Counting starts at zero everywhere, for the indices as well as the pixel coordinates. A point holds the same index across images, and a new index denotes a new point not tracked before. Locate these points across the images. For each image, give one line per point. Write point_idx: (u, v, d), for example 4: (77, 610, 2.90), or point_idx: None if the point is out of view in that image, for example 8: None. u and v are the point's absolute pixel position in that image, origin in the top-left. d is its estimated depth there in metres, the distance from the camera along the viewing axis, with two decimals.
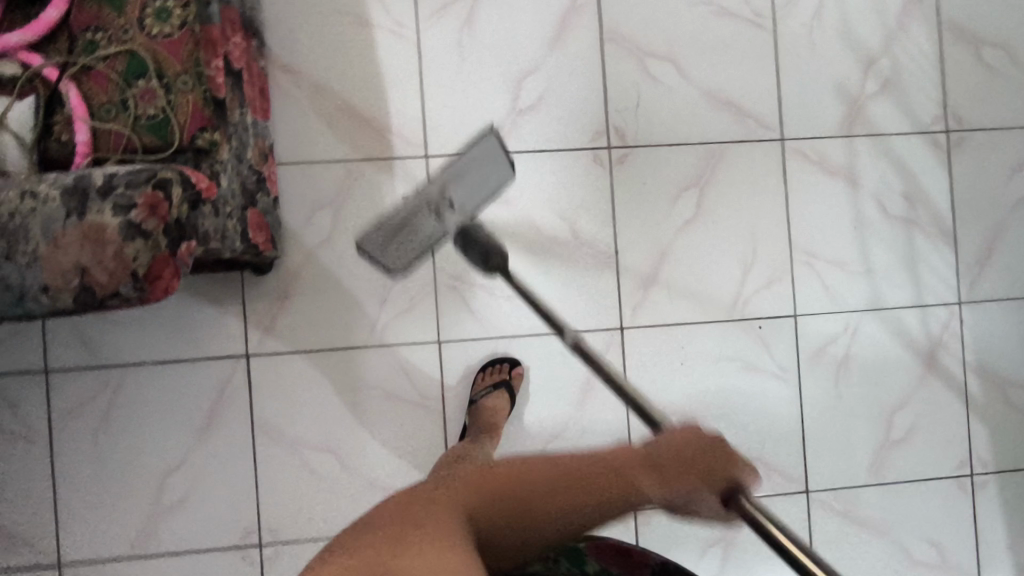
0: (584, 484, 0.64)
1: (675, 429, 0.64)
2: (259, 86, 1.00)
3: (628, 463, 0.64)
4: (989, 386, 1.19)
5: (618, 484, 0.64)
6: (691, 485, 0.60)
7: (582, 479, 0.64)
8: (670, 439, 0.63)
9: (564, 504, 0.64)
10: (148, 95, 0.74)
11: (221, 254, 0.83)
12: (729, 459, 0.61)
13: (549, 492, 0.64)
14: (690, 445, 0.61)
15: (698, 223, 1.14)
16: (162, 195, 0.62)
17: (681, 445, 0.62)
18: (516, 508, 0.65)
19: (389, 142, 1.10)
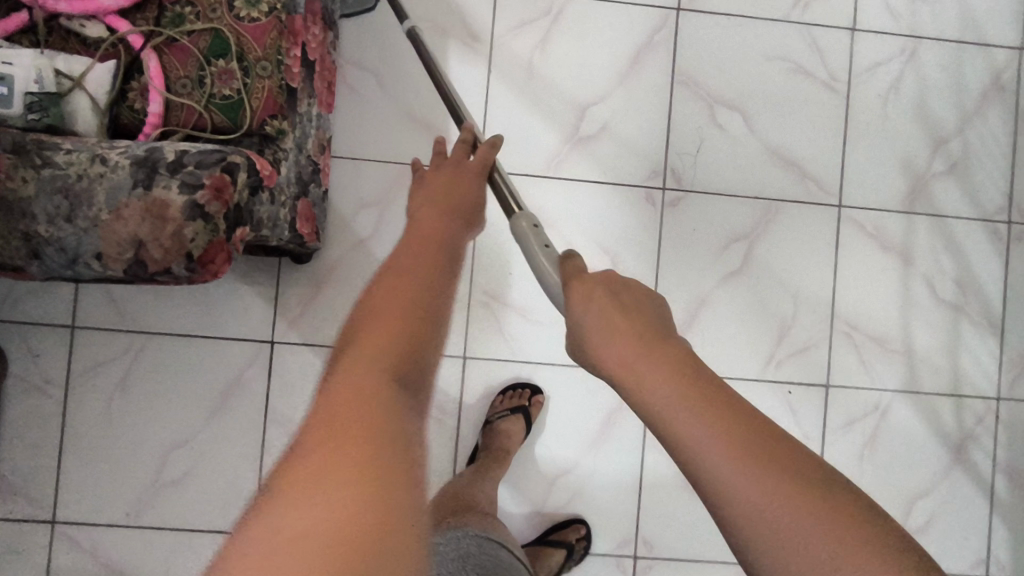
0: (403, 286, 0.54)
1: (421, 188, 0.69)
2: (328, 79, 1.00)
3: (424, 226, 0.63)
4: (1017, 489, 1.15)
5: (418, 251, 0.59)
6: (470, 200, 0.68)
7: (401, 280, 0.55)
8: (432, 185, 0.69)
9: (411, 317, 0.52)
10: (226, 76, 0.74)
11: (268, 241, 0.83)
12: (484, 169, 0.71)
13: (379, 320, 0.51)
14: (459, 192, 0.68)
15: (741, 276, 1.12)
16: (229, 179, 0.62)
17: (461, 199, 0.67)
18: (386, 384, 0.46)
19: (446, 151, 1.10)
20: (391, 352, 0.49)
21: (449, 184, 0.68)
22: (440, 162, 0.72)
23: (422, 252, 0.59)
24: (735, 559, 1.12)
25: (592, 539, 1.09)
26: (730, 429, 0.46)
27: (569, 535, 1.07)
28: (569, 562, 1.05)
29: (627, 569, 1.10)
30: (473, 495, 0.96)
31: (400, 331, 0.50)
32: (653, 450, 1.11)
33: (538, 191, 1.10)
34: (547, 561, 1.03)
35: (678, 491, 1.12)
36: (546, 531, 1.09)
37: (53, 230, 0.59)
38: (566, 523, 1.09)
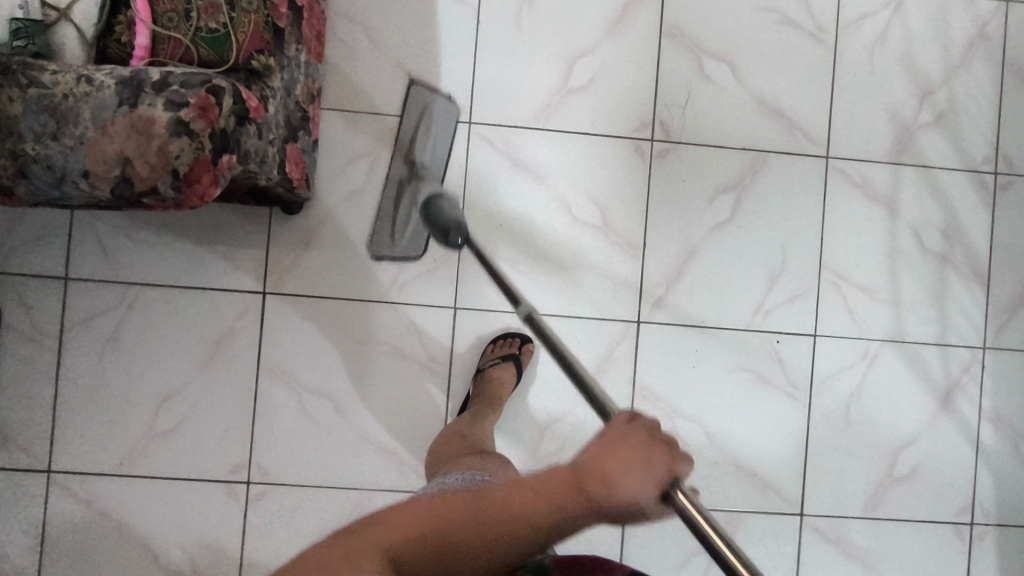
0: (502, 526, 0.53)
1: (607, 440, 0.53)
2: (317, 28, 1.00)
3: (565, 492, 0.52)
4: (1002, 436, 1.17)
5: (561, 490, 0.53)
6: (633, 489, 0.50)
7: (510, 500, 0.54)
8: (607, 449, 0.53)
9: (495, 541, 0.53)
10: (212, 9, 0.75)
11: (258, 180, 0.84)
12: (665, 456, 0.51)
13: (457, 511, 0.55)
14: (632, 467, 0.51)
15: (729, 228, 1.13)
16: (213, 100, 0.62)
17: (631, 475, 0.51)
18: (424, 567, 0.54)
19: (436, 104, 1.10)
20: (489, 543, 0.53)
21: (633, 437, 0.53)
22: (630, 427, 0.54)
23: (568, 470, 0.54)
24: (725, 507, 1.13)
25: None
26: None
27: None
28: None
29: None
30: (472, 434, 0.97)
31: (468, 534, 0.53)
32: (643, 399, 1.13)
33: (528, 143, 1.11)
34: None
35: (668, 439, 1.13)
36: None
37: (41, 147, 0.60)
38: None
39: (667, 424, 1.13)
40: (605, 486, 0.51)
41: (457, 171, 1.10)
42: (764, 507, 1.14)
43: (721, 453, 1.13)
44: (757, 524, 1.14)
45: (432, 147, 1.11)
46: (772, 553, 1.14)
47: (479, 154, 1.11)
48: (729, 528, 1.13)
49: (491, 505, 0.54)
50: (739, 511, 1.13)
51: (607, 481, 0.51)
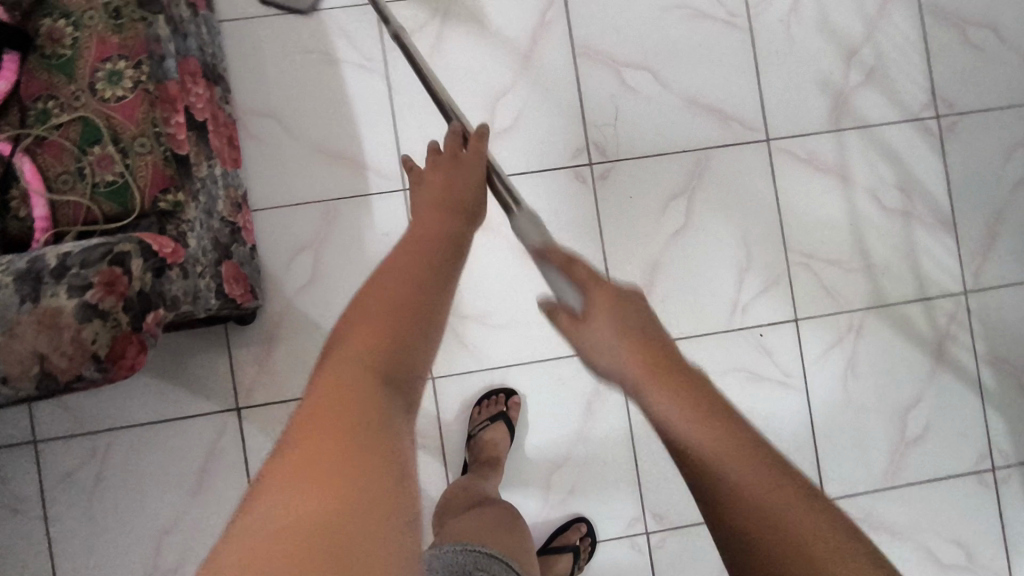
0: (383, 280, 0.53)
1: (590, 327, 0.59)
2: (227, 134, 0.98)
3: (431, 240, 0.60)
4: (1003, 376, 1.15)
5: (415, 265, 0.55)
6: (468, 195, 0.67)
7: (363, 329, 0.48)
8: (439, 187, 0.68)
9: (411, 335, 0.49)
10: (105, 161, 0.73)
11: (199, 314, 0.82)
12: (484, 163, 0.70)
13: (337, 379, 0.45)
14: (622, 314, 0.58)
15: (687, 233, 1.11)
16: (119, 270, 0.60)
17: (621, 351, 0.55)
18: (331, 456, 0.41)
19: (365, 178, 1.08)
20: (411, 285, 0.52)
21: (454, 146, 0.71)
22: (437, 157, 0.71)
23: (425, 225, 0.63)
24: None
25: (596, 534, 1.09)
26: (703, 401, 0.50)
27: (572, 535, 1.06)
28: (577, 564, 1.05)
29: (641, 547, 1.10)
30: (470, 491, 0.98)
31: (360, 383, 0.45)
32: (641, 423, 1.10)
33: None
34: (556, 567, 1.02)
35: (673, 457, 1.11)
36: (550, 536, 1.08)
37: None
38: (567, 526, 1.08)
39: None
40: (454, 194, 0.67)
41: None
42: None
43: None
44: None
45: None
46: None
47: None
48: None
49: (371, 330, 0.48)
50: None
51: (454, 194, 0.67)
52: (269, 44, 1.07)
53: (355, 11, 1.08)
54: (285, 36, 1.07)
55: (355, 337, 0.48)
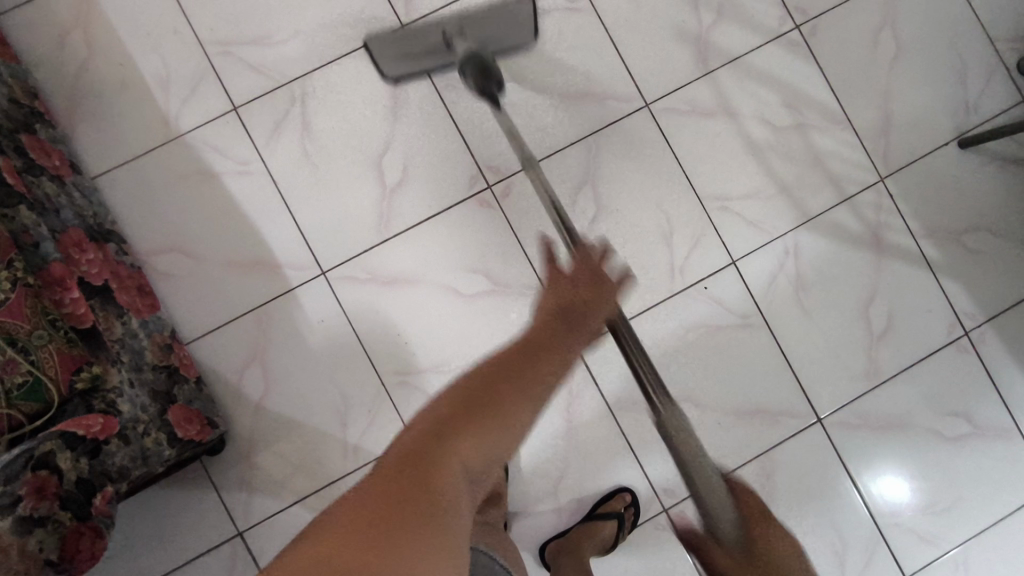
0: (498, 366, 0.60)
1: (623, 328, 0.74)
2: (134, 284, 0.99)
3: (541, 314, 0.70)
4: (945, 243, 1.17)
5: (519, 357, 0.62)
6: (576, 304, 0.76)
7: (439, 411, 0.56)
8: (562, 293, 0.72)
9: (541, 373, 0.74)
10: (8, 365, 0.69)
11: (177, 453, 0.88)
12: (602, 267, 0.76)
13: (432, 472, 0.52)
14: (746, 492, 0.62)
15: (603, 218, 1.13)
16: (47, 473, 0.64)
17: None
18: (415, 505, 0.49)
19: (283, 275, 1.08)
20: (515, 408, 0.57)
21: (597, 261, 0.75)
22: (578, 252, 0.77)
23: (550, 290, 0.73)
24: (752, 455, 1.12)
25: (639, 501, 1.10)
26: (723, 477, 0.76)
27: (617, 504, 1.07)
28: (620, 533, 1.06)
29: (665, 525, 1.11)
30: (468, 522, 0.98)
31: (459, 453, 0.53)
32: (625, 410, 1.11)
33: (384, 258, 1.10)
34: (599, 536, 1.03)
35: None
36: (596, 504, 1.09)
37: None
38: (612, 495, 1.09)
39: None
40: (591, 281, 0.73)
41: (339, 322, 1.08)
42: (785, 434, 1.13)
43: (717, 412, 1.13)
44: (789, 451, 1.13)
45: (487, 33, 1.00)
46: (817, 467, 1.13)
47: (349, 293, 1.09)
48: (767, 472, 1.12)
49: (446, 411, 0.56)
50: (766, 450, 1.13)
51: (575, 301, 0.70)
52: (148, 182, 1.08)
53: (218, 123, 1.09)
54: (160, 169, 1.08)
55: (437, 428, 0.54)
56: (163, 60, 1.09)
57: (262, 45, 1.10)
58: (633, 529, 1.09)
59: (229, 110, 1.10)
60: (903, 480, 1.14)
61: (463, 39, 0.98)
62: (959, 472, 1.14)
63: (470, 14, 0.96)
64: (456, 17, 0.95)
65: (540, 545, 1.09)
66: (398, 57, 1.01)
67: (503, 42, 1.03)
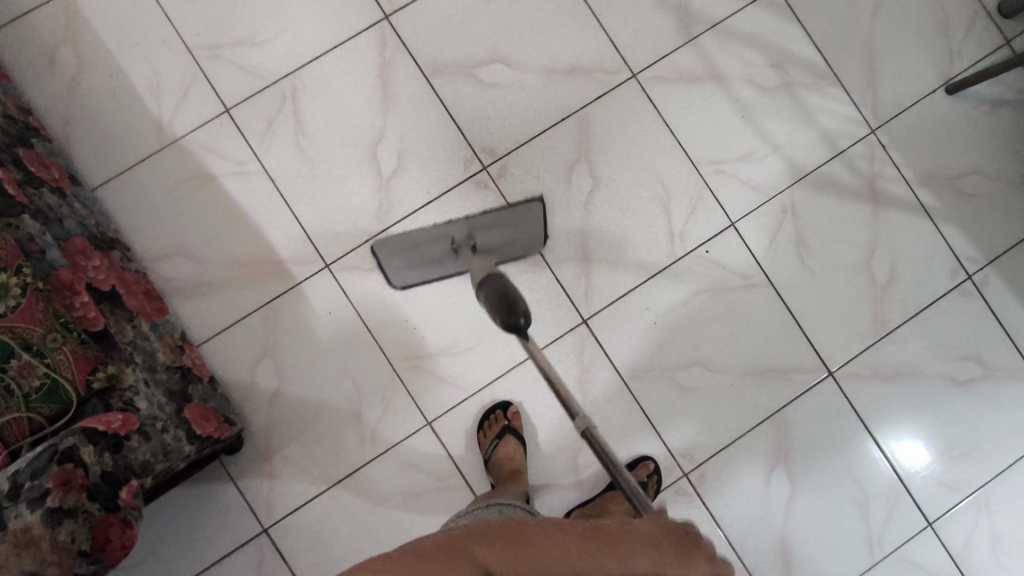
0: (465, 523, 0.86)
1: None
2: (142, 289, 1.00)
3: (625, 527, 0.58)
4: (941, 189, 1.17)
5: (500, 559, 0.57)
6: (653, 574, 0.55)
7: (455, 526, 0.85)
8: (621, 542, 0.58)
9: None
10: (26, 369, 0.73)
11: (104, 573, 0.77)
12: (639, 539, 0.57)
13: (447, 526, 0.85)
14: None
15: (600, 190, 1.13)
16: (71, 466, 0.65)
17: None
18: None
19: (288, 270, 1.09)
20: None
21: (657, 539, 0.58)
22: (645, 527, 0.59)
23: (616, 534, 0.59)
24: (767, 413, 1.12)
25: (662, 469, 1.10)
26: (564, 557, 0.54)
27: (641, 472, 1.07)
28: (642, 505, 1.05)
29: (687, 489, 1.10)
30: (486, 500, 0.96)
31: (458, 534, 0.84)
32: (637, 377, 1.11)
33: None
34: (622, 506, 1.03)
35: (677, 396, 1.11)
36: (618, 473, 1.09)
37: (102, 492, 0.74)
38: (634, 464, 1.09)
39: (671, 383, 1.11)
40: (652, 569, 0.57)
41: (347, 312, 1.09)
42: (800, 390, 1.12)
43: (730, 373, 1.12)
44: (804, 406, 1.12)
45: (497, 234, 1.03)
46: (834, 420, 1.12)
47: (353, 284, 1.10)
48: (784, 430, 1.12)
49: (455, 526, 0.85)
50: (782, 408, 1.12)
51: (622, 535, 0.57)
52: (147, 188, 1.09)
53: (210, 126, 1.10)
54: (157, 175, 1.09)
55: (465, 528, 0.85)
56: (153, 68, 1.10)
57: (248, 45, 1.11)
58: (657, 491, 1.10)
59: (221, 111, 1.10)
60: (914, 451, 1.13)
61: (474, 246, 1.01)
62: (974, 416, 1.14)
63: (476, 218, 0.99)
64: (464, 228, 0.98)
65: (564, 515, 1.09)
66: (404, 266, 1.03)
67: (518, 249, 1.08)
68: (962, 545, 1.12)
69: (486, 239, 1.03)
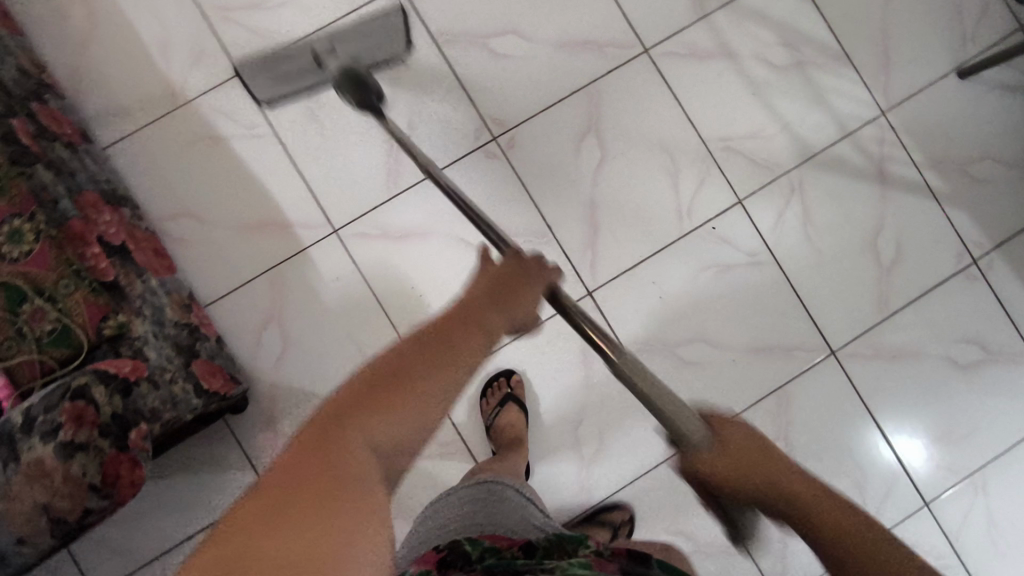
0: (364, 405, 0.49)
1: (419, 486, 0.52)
2: (151, 247, 1.00)
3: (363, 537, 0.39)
4: (949, 173, 1.18)
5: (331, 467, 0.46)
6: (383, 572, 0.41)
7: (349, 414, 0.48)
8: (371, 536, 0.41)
9: (418, 408, 0.50)
10: (38, 313, 0.76)
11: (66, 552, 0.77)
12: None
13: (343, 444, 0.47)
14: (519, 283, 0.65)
15: (609, 164, 1.14)
16: (83, 402, 0.69)
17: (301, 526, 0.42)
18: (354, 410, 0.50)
19: (296, 234, 1.10)
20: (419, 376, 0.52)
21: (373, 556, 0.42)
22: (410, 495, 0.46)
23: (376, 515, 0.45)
24: (768, 389, 1.13)
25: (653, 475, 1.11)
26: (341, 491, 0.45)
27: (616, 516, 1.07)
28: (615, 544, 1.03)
29: None
30: (491, 468, 0.97)
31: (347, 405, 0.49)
32: (640, 351, 1.12)
33: (395, 213, 1.11)
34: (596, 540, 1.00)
35: (679, 371, 1.12)
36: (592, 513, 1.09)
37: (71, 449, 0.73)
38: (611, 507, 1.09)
39: (673, 358, 1.12)
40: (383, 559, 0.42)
41: (353, 278, 1.10)
42: (801, 368, 1.13)
43: (732, 349, 1.13)
44: (804, 384, 1.13)
45: (359, 33, 1.05)
46: (834, 399, 1.13)
47: (361, 250, 1.10)
48: (783, 407, 1.13)
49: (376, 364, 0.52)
50: (782, 385, 1.13)
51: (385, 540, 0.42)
52: (157, 149, 1.10)
53: (222, 89, 1.11)
54: (167, 136, 1.10)
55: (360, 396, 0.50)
56: (166, 29, 1.11)
57: (262, 9, 1.11)
58: (657, 463, 1.11)
59: (233, 74, 1.11)
60: (916, 442, 1.14)
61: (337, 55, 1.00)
62: (973, 399, 1.15)
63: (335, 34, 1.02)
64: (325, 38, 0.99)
65: (563, 484, 1.10)
66: (268, 84, 1.04)
67: (377, 54, 1.08)
68: (957, 527, 1.14)
69: (350, 49, 1.03)
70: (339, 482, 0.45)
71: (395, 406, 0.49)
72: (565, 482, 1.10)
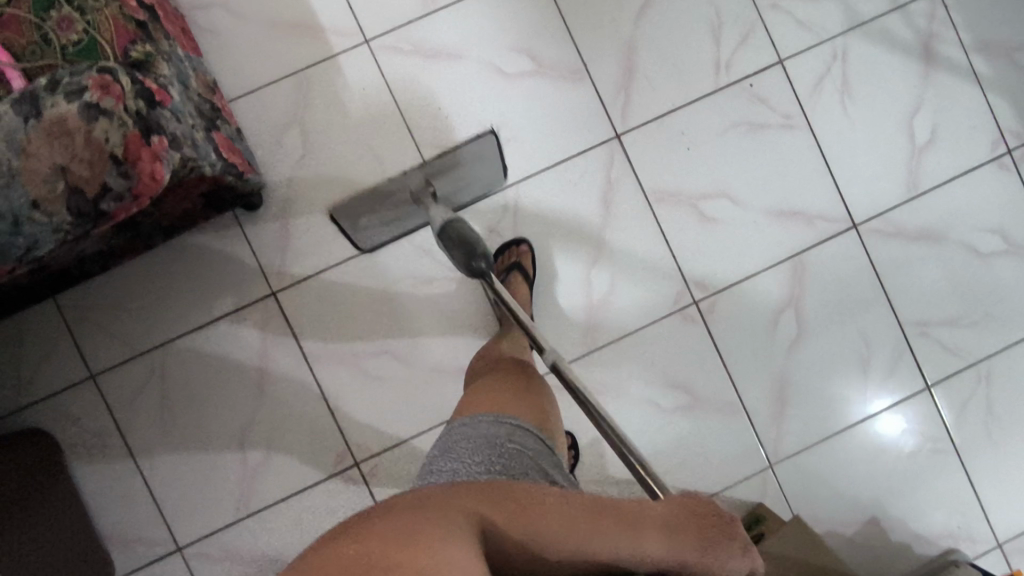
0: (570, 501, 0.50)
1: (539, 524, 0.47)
2: (179, 25, 0.97)
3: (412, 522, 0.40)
4: (997, 60, 1.15)
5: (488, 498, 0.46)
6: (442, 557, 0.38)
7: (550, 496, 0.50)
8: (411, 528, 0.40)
9: (592, 536, 0.49)
10: (66, 23, 0.73)
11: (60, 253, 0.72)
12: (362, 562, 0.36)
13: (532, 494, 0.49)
14: (543, 399, 0.77)
15: (652, 8, 1.10)
16: (109, 77, 0.65)
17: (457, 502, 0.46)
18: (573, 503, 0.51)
19: (325, 39, 1.07)
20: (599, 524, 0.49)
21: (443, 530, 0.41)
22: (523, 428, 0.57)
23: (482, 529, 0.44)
24: (785, 255, 1.12)
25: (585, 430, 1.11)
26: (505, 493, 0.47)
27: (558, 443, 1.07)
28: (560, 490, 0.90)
29: (694, 318, 1.11)
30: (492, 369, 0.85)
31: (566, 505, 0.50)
32: (661, 201, 1.10)
33: (429, 31, 1.08)
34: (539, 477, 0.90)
35: (698, 226, 1.11)
36: None
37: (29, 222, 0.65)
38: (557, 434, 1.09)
39: (693, 212, 1.11)
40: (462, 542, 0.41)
41: (380, 91, 1.07)
42: (820, 237, 1.12)
43: (754, 210, 1.11)
44: (822, 254, 1.12)
45: None
46: (850, 273, 1.12)
47: (390, 63, 1.07)
48: (798, 274, 1.12)
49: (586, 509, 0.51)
50: (800, 253, 1.12)
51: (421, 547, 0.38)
52: None
53: None
54: None
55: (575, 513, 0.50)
56: None
57: None
58: (664, 313, 1.11)
59: None
60: (926, 330, 1.13)
61: None
62: (989, 289, 1.14)
63: None
64: None
65: (570, 324, 1.10)
66: None
67: None
68: (955, 412, 1.14)
69: None
70: (494, 499, 0.47)
71: (579, 511, 0.49)
72: (570, 323, 1.10)
